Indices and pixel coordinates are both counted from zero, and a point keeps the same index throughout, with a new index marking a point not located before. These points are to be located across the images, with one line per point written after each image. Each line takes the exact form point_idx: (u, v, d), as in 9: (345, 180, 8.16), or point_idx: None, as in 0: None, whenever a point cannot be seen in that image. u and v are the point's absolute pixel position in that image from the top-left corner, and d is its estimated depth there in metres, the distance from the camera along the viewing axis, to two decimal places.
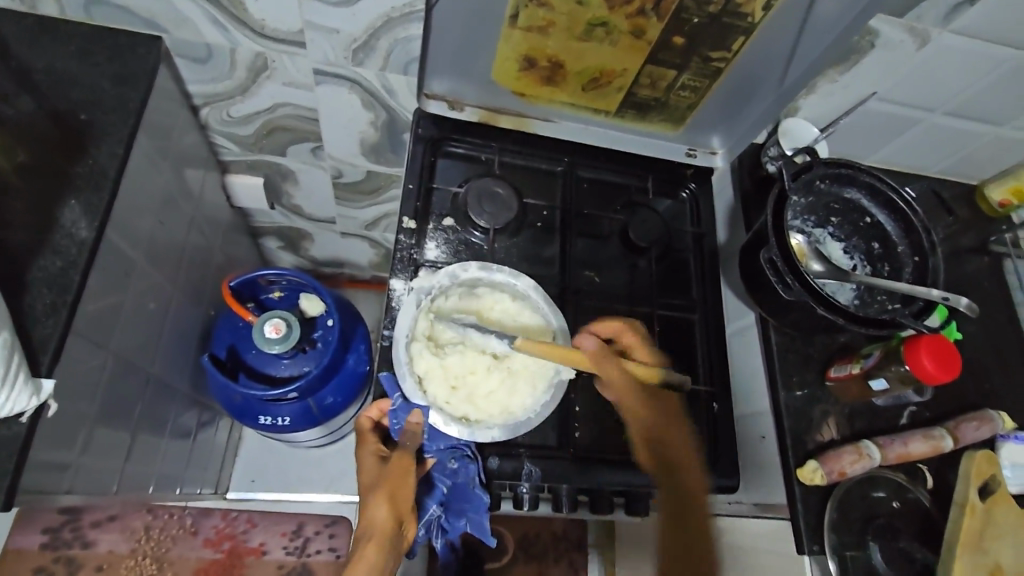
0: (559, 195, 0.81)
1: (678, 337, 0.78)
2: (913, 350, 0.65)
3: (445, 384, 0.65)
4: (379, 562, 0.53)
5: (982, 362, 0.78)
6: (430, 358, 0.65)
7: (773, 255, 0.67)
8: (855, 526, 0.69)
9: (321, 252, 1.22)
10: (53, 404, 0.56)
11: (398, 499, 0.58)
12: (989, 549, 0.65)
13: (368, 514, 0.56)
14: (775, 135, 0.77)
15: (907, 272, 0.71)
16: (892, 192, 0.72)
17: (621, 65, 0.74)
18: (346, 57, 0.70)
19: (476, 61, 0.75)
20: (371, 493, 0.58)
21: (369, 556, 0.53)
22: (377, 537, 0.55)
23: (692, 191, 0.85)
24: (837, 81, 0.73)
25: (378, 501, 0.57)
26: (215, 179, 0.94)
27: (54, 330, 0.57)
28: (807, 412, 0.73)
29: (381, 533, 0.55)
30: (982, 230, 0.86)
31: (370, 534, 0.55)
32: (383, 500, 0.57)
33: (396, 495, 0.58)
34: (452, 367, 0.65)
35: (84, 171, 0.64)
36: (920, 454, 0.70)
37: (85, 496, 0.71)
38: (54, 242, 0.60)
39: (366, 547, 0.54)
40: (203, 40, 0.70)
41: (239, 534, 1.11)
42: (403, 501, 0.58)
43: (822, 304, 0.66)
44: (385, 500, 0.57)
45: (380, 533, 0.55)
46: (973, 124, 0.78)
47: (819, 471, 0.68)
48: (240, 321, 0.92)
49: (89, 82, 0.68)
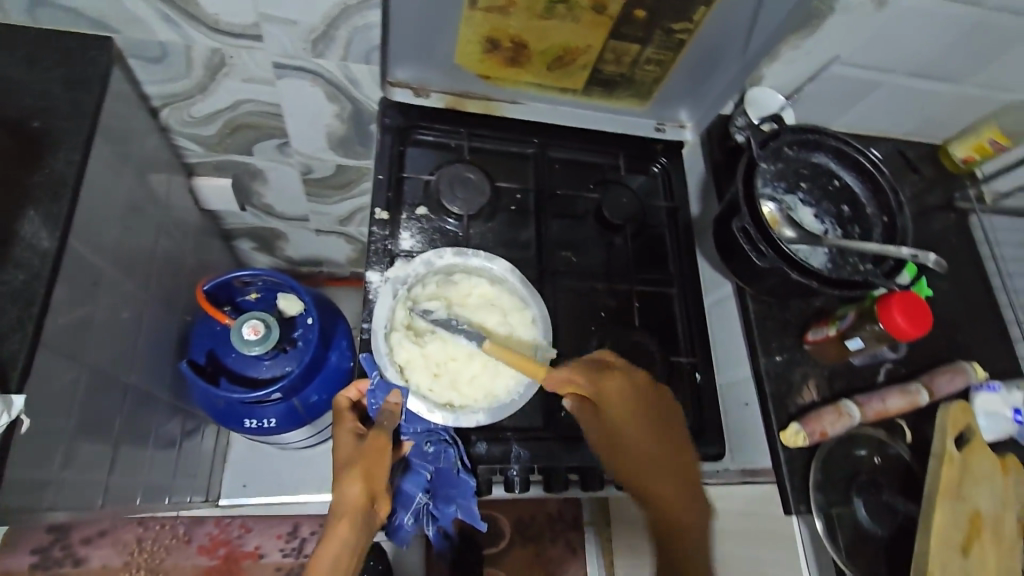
0: (532, 177, 0.80)
1: (658, 311, 0.79)
2: (885, 309, 0.67)
3: (427, 371, 0.65)
4: (348, 541, 0.51)
5: (953, 316, 0.80)
6: (410, 346, 0.65)
7: (746, 224, 0.68)
8: (839, 484, 0.70)
9: (297, 251, 1.21)
10: (27, 420, 0.55)
11: (372, 477, 0.56)
12: (967, 496, 0.68)
13: (339, 490, 0.54)
14: (742, 106, 0.78)
15: (877, 233, 0.72)
16: (858, 154, 0.73)
17: (584, 43, 0.73)
18: (306, 49, 0.69)
19: (438, 46, 0.74)
20: (344, 470, 0.56)
21: (338, 534, 0.51)
22: (347, 515, 0.52)
23: (664, 166, 0.86)
24: (800, 47, 0.74)
25: (350, 479, 0.54)
26: (181, 182, 0.92)
27: (22, 345, 0.56)
28: (787, 376, 0.75)
29: (351, 511, 0.53)
30: (947, 188, 0.87)
31: (340, 512, 0.53)
32: (356, 477, 0.55)
33: (370, 473, 0.56)
34: (432, 354, 0.65)
35: (41, 181, 0.62)
36: (897, 410, 0.71)
37: (70, 512, 0.70)
38: (14, 255, 0.59)
39: (335, 525, 0.52)
40: (156, 40, 0.68)
41: (234, 539, 1.14)
42: (377, 479, 0.56)
43: (795, 270, 0.67)
44: (357, 477, 0.55)
45: (350, 511, 0.53)
46: (933, 83, 0.79)
47: (801, 433, 0.70)
48: (217, 325, 0.90)
49: (40, 88, 0.66)
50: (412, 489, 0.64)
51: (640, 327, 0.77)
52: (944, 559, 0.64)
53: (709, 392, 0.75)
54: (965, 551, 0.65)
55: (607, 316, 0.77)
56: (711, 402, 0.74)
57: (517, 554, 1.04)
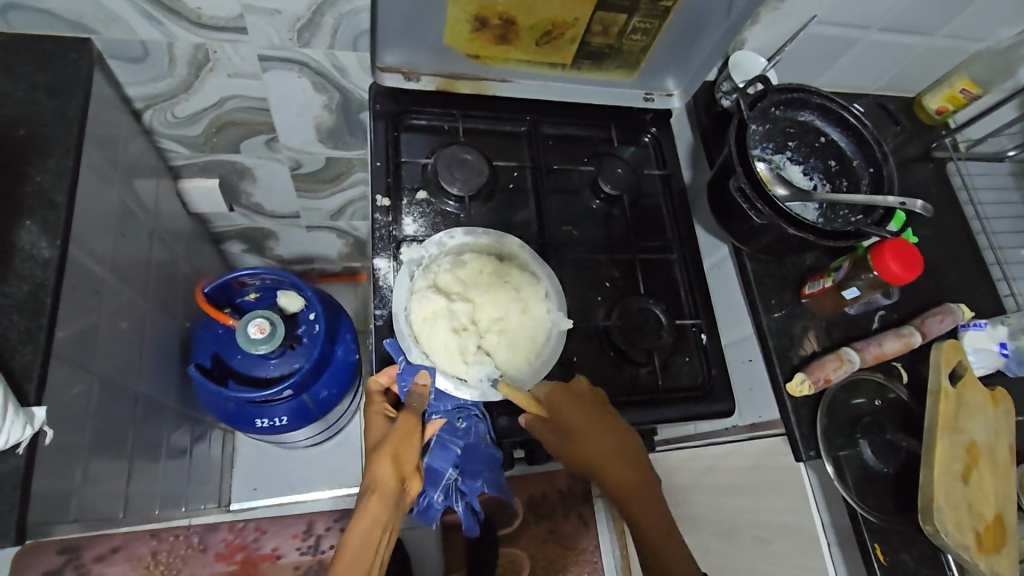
0: (526, 154, 0.81)
1: (659, 278, 0.81)
2: (879, 256, 0.69)
3: (439, 336, 0.65)
4: (379, 515, 0.52)
5: (938, 261, 0.84)
6: (429, 312, 0.66)
7: (742, 183, 0.70)
8: (845, 427, 0.73)
9: (288, 249, 1.19)
10: (48, 430, 0.55)
11: (401, 457, 0.57)
12: (964, 429, 0.71)
13: (370, 469, 0.55)
14: (726, 70, 0.80)
15: (865, 184, 0.75)
16: (842, 110, 0.75)
17: (572, 16, 0.74)
18: (292, 39, 0.68)
19: (427, 28, 0.73)
20: (374, 450, 0.57)
21: (370, 509, 0.52)
22: (378, 492, 0.53)
23: (654, 135, 0.87)
24: (779, 8, 0.76)
25: (381, 457, 0.56)
26: (168, 186, 0.91)
27: (35, 356, 0.55)
28: (788, 330, 0.77)
29: (382, 487, 0.54)
30: (924, 138, 0.90)
31: (371, 488, 0.54)
32: (387, 456, 0.56)
33: (399, 452, 0.57)
34: (453, 318, 0.66)
35: (33, 191, 0.61)
36: (894, 352, 0.75)
37: (91, 524, 0.69)
38: (15, 267, 0.57)
39: (367, 499, 0.53)
40: (136, 38, 0.66)
41: (250, 543, 1.03)
42: (406, 459, 0.57)
43: (793, 224, 0.68)
44: (388, 456, 0.56)
45: (381, 488, 0.54)
46: (907, 36, 0.81)
47: (807, 382, 0.73)
48: (220, 327, 0.89)
49: (21, 96, 0.64)
50: (441, 466, 0.66)
51: (646, 293, 0.78)
52: (948, 487, 0.67)
53: (716, 352, 0.77)
54: (966, 479, 0.69)
55: (612, 286, 0.78)
56: (719, 360, 0.76)
57: (530, 534, 1.04)
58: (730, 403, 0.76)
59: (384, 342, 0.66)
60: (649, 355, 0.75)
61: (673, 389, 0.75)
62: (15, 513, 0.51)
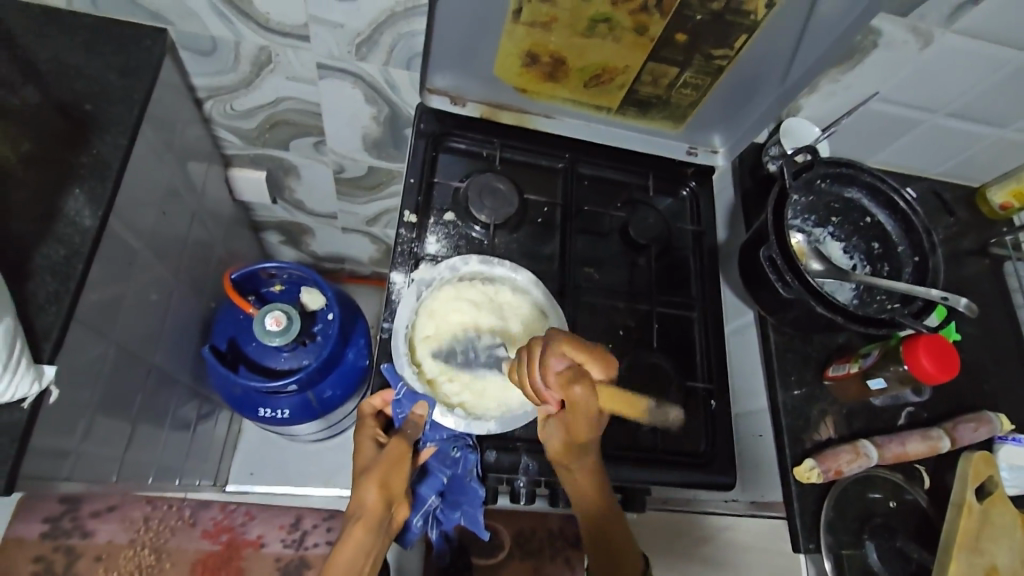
0: (559, 192, 0.81)
1: (677, 335, 0.78)
2: (912, 351, 0.65)
3: (443, 360, 0.66)
4: (364, 541, 0.52)
5: (981, 363, 0.78)
6: (462, 304, 0.68)
7: (773, 253, 0.68)
8: (852, 524, 0.69)
9: (322, 247, 1.23)
10: (54, 390, 0.57)
11: (390, 484, 0.57)
12: (985, 550, 0.65)
13: (357, 494, 0.56)
14: (776, 135, 0.78)
15: (907, 272, 0.72)
16: (893, 193, 0.72)
17: (623, 62, 0.75)
18: (350, 51, 0.71)
19: (480, 58, 0.75)
20: (363, 475, 0.57)
21: (355, 536, 0.53)
22: (365, 518, 0.54)
23: (693, 189, 0.86)
24: (840, 80, 0.73)
25: (370, 483, 0.56)
26: (218, 172, 0.95)
27: (57, 318, 0.58)
28: (805, 411, 0.73)
29: (369, 513, 0.54)
30: (981, 232, 0.85)
31: (357, 515, 0.54)
32: (375, 482, 0.56)
33: (388, 478, 0.57)
34: (485, 307, 0.69)
35: (88, 161, 0.64)
36: (917, 454, 0.70)
37: (85, 484, 0.71)
38: (56, 231, 0.61)
39: (353, 525, 0.53)
40: (208, 34, 0.70)
41: (238, 526, 1.01)
42: (394, 486, 0.57)
43: (822, 302, 0.66)
44: (377, 481, 0.56)
45: (368, 513, 0.54)
46: (976, 126, 0.77)
47: (815, 470, 0.68)
48: (241, 314, 0.92)
49: (95, 74, 0.68)
50: (426, 492, 0.66)
51: (659, 349, 0.76)
52: None
53: (724, 420, 0.74)
54: None
55: (625, 335, 0.76)
56: (726, 430, 0.74)
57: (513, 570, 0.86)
58: (733, 476, 0.73)
59: (381, 367, 0.67)
60: (652, 413, 0.73)
61: (674, 452, 0.72)
62: (9, 464, 0.53)
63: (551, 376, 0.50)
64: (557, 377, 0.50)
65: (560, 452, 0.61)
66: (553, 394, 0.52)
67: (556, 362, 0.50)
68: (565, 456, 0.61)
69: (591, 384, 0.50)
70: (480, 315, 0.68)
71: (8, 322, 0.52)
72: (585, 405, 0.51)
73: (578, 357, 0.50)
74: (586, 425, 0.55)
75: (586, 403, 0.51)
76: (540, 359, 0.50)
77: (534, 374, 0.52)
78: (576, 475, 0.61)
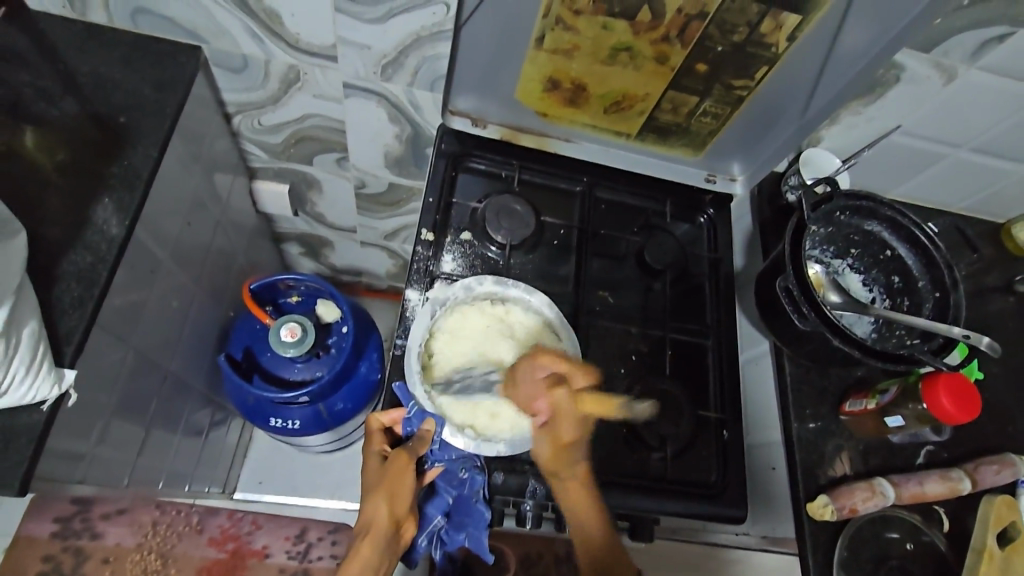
0: (576, 213, 0.82)
1: (691, 363, 0.78)
2: (932, 388, 0.64)
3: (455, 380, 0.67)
4: (371, 558, 0.54)
5: (1005, 405, 0.76)
6: (476, 322, 0.69)
7: (790, 284, 0.67)
8: (867, 566, 0.67)
9: (341, 259, 1.24)
10: (74, 394, 0.59)
11: (396, 499, 0.58)
12: None
13: (366, 511, 0.57)
14: (796, 165, 0.78)
15: (928, 307, 0.70)
16: (914, 228, 0.71)
17: (643, 90, 0.76)
18: (376, 72, 0.72)
19: (501, 83, 0.77)
20: (370, 491, 0.59)
21: (363, 552, 0.54)
22: (372, 534, 0.55)
23: (711, 217, 0.86)
24: (861, 113, 0.73)
25: (376, 497, 0.57)
26: (243, 184, 0.97)
27: (79, 322, 0.59)
28: (819, 446, 0.72)
29: (375, 530, 0.56)
30: (1006, 269, 0.84)
31: (365, 530, 0.56)
32: (381, 497, 0.57)
33: (394, 493, 0.58)
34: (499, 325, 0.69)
35: (119, 171, 0.66)
36: (935, 495, 0.68)
37: (97, 487, 0.72)
38: (85, 238, 0.63)
39: (360, 541, 0.55)
40: (240, 52, 0.72)
41: (244, 535, 1.07)
42: (401, 499, 0.58)
43: (839, 335, 0.65)
44: (383, 497, 0.57)
45: (376, 527, 0.56)
46: (1000, 161, 0.75)
47: (830, 507, 0.67)
48: (258, 323, 0.94)
49: (131, 87, 0.71)
50: (432, 513, 0.66)
51: (671, 378, 0.75)
52: None
53: (736, 450, 0.73)
54: None
55: (638, 360, 0.76)
56: (738, 460, 0.72)
57: None
58: (744, 510, 0.72)
59: (392, 386, 0.66)
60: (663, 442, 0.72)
61: (684, 482, 0.71)
62: (24, 465, 0.54)
63: (536, 383, 0.63)
64: (542, 381, 0.63)
65: (550, 459, 0.62)
66: (538, 401, 0.63)
67: (541, 371, 0.64)
68: (554, 467, 0.63)
69: (571, 388, 0.62)
70: (490, 336, 0.69)
71: (32, 326, 0.55)
72: (567, 406, 0.62)
73: (560, 368, 0.64)
74: (571, 425, 0.62)
75: (569, 407, 0.62)
76: (531, 370, 0.64)
77: (523, 388, 0.64)
78: (567, 484, 0.62)
